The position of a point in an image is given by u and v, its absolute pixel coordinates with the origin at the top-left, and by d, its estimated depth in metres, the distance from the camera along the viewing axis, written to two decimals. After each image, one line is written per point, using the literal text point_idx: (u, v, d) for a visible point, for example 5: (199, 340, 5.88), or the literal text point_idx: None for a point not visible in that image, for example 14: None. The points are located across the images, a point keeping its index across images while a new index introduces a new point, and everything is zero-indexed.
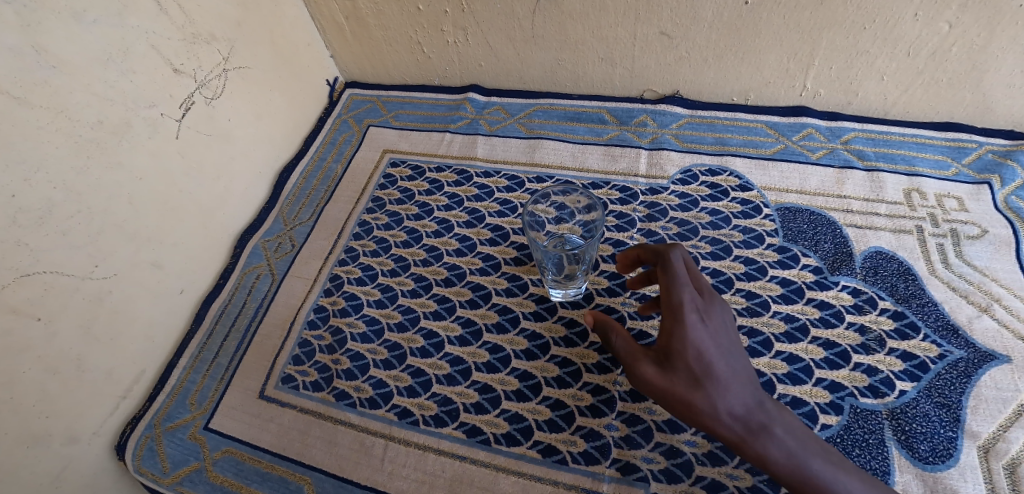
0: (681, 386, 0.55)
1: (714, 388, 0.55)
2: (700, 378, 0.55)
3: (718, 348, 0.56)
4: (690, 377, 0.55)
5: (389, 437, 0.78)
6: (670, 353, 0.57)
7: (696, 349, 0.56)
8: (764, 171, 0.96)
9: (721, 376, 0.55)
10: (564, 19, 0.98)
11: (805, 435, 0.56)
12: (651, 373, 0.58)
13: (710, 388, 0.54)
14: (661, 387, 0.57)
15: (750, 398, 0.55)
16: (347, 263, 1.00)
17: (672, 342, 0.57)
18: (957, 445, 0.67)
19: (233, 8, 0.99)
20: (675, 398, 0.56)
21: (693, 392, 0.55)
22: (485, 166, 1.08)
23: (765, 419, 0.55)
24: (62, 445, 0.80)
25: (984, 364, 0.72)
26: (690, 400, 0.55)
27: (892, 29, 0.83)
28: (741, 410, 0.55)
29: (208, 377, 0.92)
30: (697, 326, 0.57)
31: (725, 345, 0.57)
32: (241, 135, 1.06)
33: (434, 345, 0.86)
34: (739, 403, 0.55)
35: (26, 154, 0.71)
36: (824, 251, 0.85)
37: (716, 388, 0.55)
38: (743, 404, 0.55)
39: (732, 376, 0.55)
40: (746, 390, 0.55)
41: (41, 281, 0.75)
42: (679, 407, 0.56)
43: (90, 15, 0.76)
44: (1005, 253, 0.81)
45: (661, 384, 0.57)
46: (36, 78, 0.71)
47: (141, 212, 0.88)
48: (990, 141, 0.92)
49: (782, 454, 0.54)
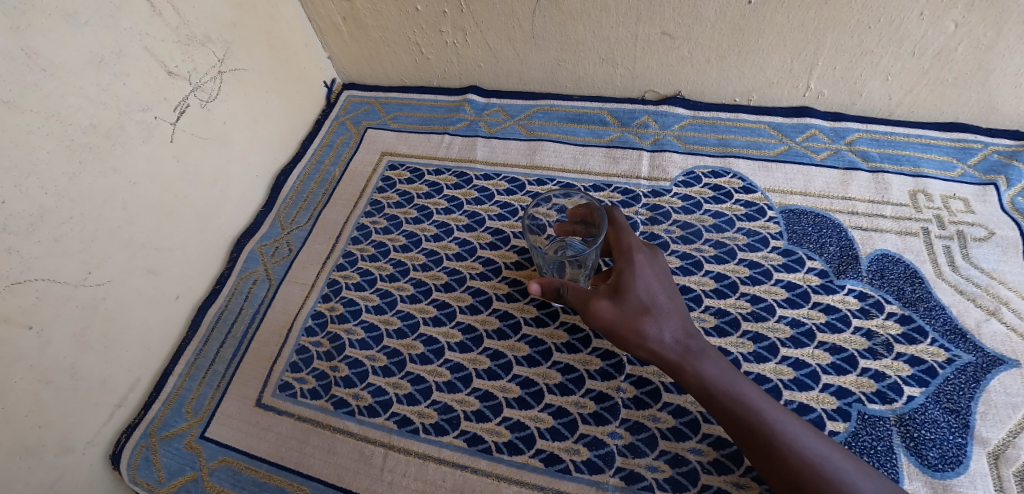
0: (630, 314, 0.67)
1: (655, 315, 0.68)
2: (645, 306, 0.68)
3: (658, 284, 0.70)
4: (638, 306, 0.68)
5: (389, 446, 0.77)
6: (621, 286, 0.69)
7: (641, 284, 0.69)
8: (767, 172, 0.95)
9: (661, 300, 0.69)
10: (564, 19, 0.97)
11: (732, 367, 0.67)
12: (604, 305, 0.68)
13: (651, 314, 0.67)
14: (610, 316, 0.68)
15: (684, 328, 0.68)
16: (345, 268, 0.99)
17: (622, 278, 0.70)
18: (967, 452, 0.66)
19: (228, 9, 0.97)
20: (622, 324, 0.67)
21: (638, 317, 0.67)
22: (484, 168, 1.07)
23: (698, 345, 0.66)
24: (55, 455, 0.79)
25: (993, 369, 0.71)
26: (638, 320, 0.67)
27: (898, 29, 0.82)
28: (678, 334, 0.67)
29: (205, 384, 0.91)
30: (643, 265, 0.71)
31: (663, 280, 0.71)
32: (237, 138, 1.04)
33: (434, 352, 0.84)
34: (677, 329, 0.67)
35: (17, 160, 0.70)
36: (829, 254, 0.84)
37: (657, 315, 0.68)
38: (679, 330, 0.67)
39: (670, 306, 0.69)
40: (680, 315, 0.69)
41: (34, 289, 0.74)
42: (628, 332, 0.67)
43: (82, 17, 0.75)
44: (1013, 255, 0.80)
45: (614, 315, 0.68)
46: (27, 82, 0.70)
47: (136, 217, 0.86)
48: (996, 141, 0.91)
49: (716, 376, 0.64)
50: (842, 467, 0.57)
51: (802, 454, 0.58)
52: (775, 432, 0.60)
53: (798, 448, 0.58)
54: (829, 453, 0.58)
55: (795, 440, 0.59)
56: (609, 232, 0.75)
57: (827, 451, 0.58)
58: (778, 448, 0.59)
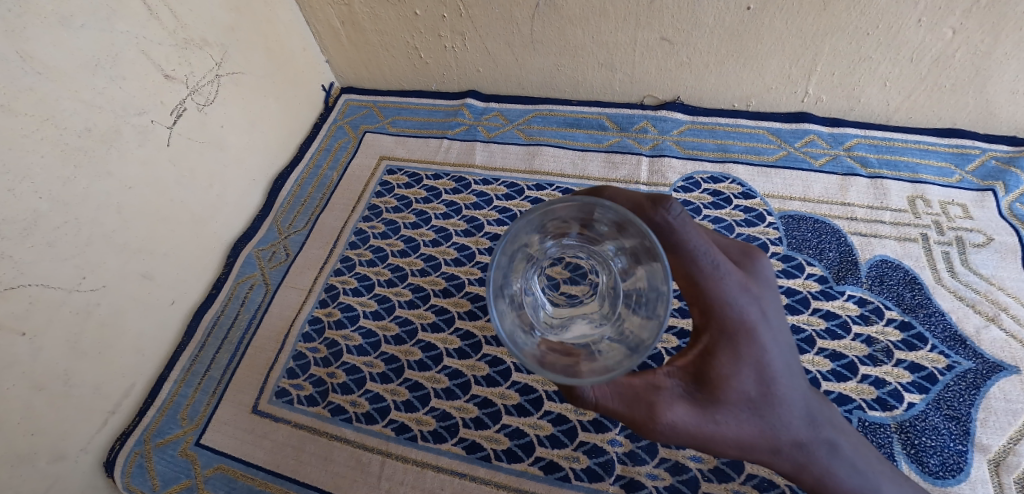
0: (726, 424, 0.48)
1: (768, 413, 0.49)
2: (746, 407, 0.48)
3: (771, 355, 0.49)
4: (744, 412, 0.48)
5: (386, 454, 0.77)
6: (713, 378, 0.48)
7: (746, 368, 0.48)
8: (766, 178, 0.94)
9: (765, 389, 0.49)
10: (564, 24, 0.97)
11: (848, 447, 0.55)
12: (685, 413, 0.47)
13: (763, 414, 0.49)
14: (692, 428, 0.47)
15: (791, 416, 0.50)
16: (343, 273, 0.98)
17: (716, 362, 0.48)
18: (967, 459, 0.66)
19: (225, 12, 0.97)
20: (709, 436, 0.48)
21: (739, 421, 0.48)
22: (483, 173, 1.06)
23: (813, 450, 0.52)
24: (47, 462, 0.78)
25: (992, 375, 0.71)
26: (737, 427, 0.48)
27: (896, 35, 0.82)
28: (798, 434, 0.50)
29: (200, 391, 0.90)
30: (743, 342, 0.48)
31: (773, 348, 0.49)
32: (234, 142, 1.04)
33: (432, 358, 0.84)
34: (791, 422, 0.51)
35: (11, 163, 0.69)
36: (829, 260, 0.84)
37: (769, 412, 0.49)
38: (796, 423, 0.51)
39: (777, 390, 0.49)
40: (789, 398, 0.50)
41: (27, 294, 0.73)
42: (727, 444, 0.48)
43: (78, 20, 0.74)
44: (1012, 261, 0.80)
45: (705, 427, 0.48)
46: (21, 85, 0.69)
47: (131, 222, 0.85)
48: (994, 147, 0.91)
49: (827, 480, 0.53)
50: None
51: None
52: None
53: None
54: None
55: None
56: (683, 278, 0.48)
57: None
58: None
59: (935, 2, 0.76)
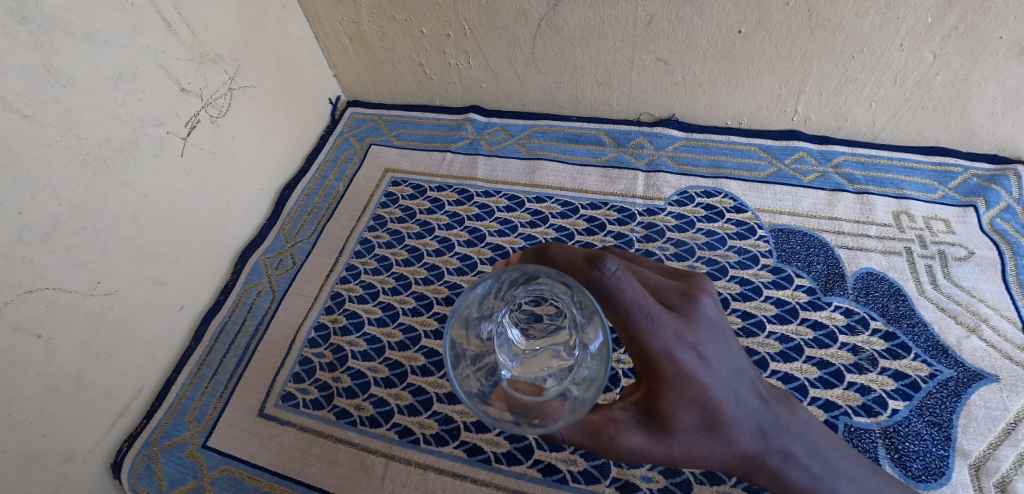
0: None
1: (715, 432, 0.46)
2: None
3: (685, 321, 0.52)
4: (693, 433, 0.46)
5: (390, 456, 0.79)
6: (667, 414, 0.46)
7: (693, 404, 0.45)
8: (757, 193, 0.98)
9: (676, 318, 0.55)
10: (564, 44, 1.01)
11: (816, 445, 0.50)
12: (643, 440, 0.47)
13: (711, 435, 0.46)
14: (659, 450, 0.48)
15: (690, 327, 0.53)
16: (348, 281, 1.01)
17: (664, 398, 0.45)
18: (949, 463, 0.69)
19: (240, 28, 1.01)
20: (679, 455, 0.47)
21: None
22: (485, 186, 1.10)
23: (776, 446, 0.48)
24: (57, 463, 0.80)
25: (973, 383, 0.74)
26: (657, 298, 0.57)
27: (879, 58, 0.86)
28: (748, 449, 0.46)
29: (208, 394, 0.92)
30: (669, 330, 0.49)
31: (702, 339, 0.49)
32: (244, 154, 1.07)
33: (435, 364, 0.87)
34: (745, 436, 0.47)
35: (35, 172, 0.72)
36: (817, 272, 0.87)
37: (719, 432, 0.47)
38: (750, 436, 0.47)
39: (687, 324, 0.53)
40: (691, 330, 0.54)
41: (45, 297, 0.76)
42: (680, 461, 0.48)
43: (102, 36, 0.78)
44: (991, 275, 0.84)
45: None
46: (47, 97, 0.73)
47: (145, 229, 0.88)
48: (975, 165, 0.95)
49: (794, 476, 0.49)
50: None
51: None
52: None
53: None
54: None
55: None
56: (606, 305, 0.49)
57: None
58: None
59: (916, 28, 0.81)
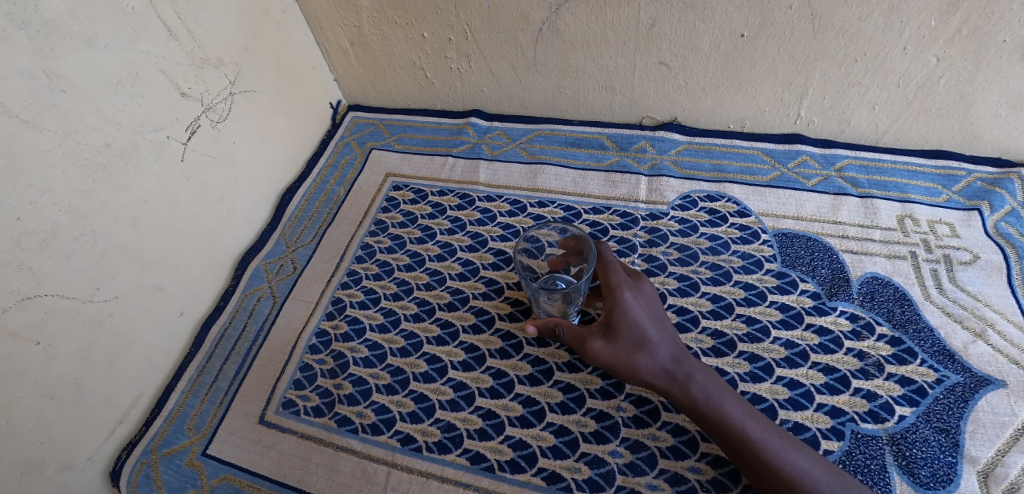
0: None
1: (646, 348, 0.71)
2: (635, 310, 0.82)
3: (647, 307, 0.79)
4: (629, 343, 0.72)
5: (392, 464, 0.79)
6: (615, 326, 0.72)
7: (631, 324, 0.72)
8: (760, 197, 0.98)
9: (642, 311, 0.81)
10: (565, 48, 1.01)
11: (722, 384, 0.71)
12: (600, 345, 0.73)
13: (641, 348, 0.71)
14: (608, 355, 0.73)
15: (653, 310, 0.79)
16: (350, 286, 1.01)
17: (614, 316, 0.73)
18: (957, 470, 0.68)
19: (240, 33, 1.00)
20: (621, 360, 0.72)
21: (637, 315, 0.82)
22: (487, 190, 1.09)
23: (686, 370, 0.70)
24: (55, 471, 0.79)
25: (980, 389, 0.74)
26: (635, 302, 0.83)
27: (883, 62, 0.86)
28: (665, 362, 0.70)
29: (208, 401, 0.91)
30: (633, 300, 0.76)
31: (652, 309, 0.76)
32: (245, 158, 1.07)
33: (438, 370, 0.86)
34: (665, 356, 0.71)
35: (33, 177, 0.72)
36: (821, 277, 0.87)
37: (647, 349, 0.71)
38: (668, 357, 0.71)
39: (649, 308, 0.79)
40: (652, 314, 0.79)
41: (44, 304, 0.75)
42: (621, 366, 0.72)
43: (102, 41, 0.77)
44: (997, 278, 0.84)
45: None
46: (46, 102, 0.72)
47: (145, 234, 0.88)
48: (979, 169, 0.94)
49: (701, 394, 0.69)
50: (818, 479, 0.62)
51: (782, 468, 0.63)
52: (756, 449, 0.65)
53: (777, 463, 0.63)
54: (810, 466, 0.63)
55: (775, 455, 0.64)
56: (597, 270, 0.76)
57: (808, 465, 0.63)
58: (768, 468, 0.63)
59: (919, 32, 0.81)
